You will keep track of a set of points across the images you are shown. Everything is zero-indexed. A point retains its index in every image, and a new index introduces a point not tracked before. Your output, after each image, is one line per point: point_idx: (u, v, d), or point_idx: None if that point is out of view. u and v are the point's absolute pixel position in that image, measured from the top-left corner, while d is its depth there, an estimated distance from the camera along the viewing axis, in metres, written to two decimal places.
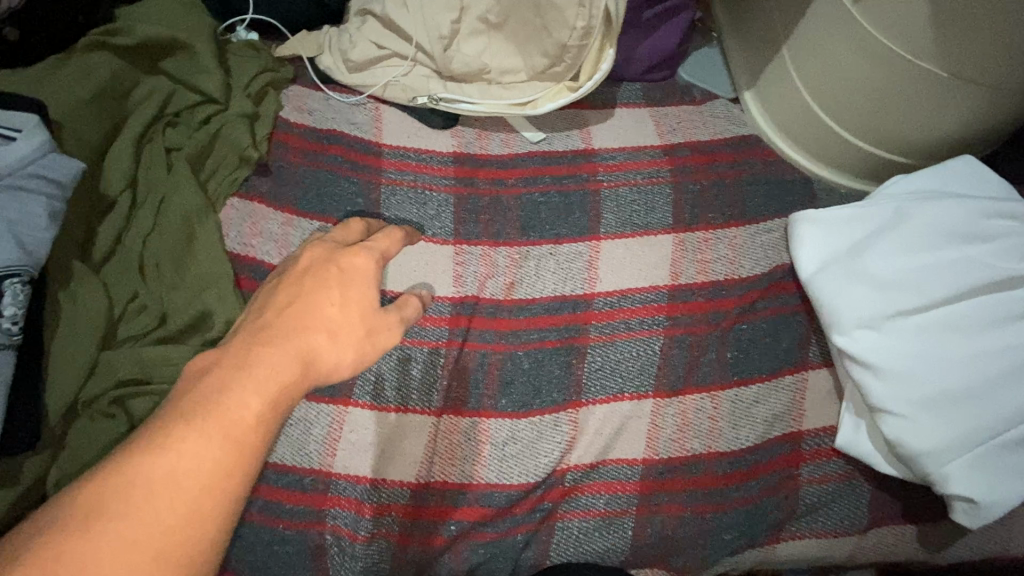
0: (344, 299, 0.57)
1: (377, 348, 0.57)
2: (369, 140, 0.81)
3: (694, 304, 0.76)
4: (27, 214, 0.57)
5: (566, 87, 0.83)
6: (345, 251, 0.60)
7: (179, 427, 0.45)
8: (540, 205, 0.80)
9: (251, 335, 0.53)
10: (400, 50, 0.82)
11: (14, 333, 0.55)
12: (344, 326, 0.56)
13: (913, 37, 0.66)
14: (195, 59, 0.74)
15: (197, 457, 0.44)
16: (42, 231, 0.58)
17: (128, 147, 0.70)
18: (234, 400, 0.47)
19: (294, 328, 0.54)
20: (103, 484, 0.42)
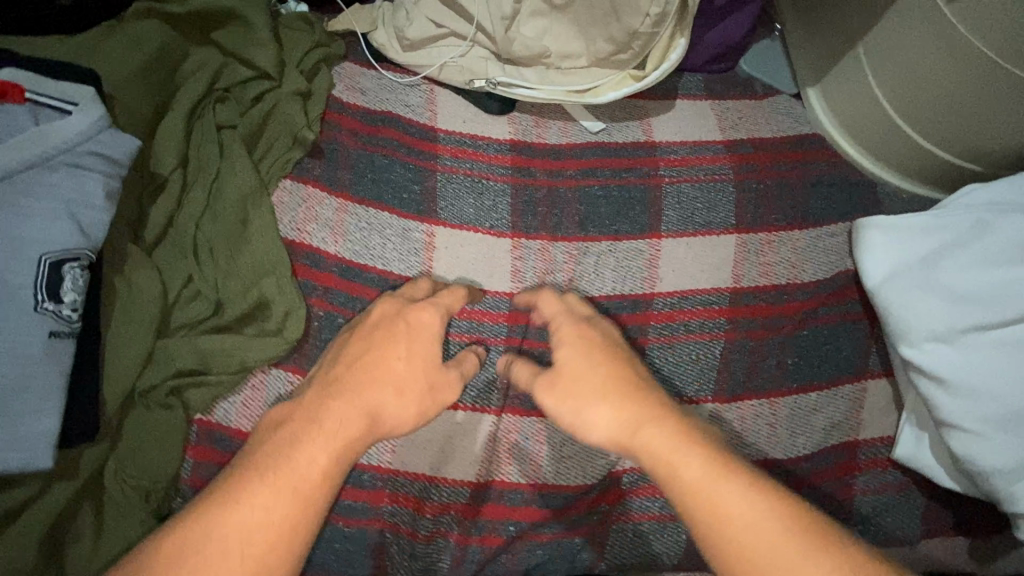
0: (410, 356, 0.58)
1: (437, 406, 0.59)
2: (423, 123, 0.78)
3: (756, 308, 0.74)
4: (86, 194, 0.54)
5: (629, 74, 0.79)
6: (413, 306, 0.62)
7: (252, 481, 0.48)
8: (599, 199, 0.77)
9: (323, 387, 0.56)
10: (458, 29, 0.78)
11: (74, 321, 0.52)
12: (412, 383, 0.57)
13: (1009, 43, 0.62)
14: (247, 31, 0.69)
15: (266, 511, 0.47)
16: (101, 212, 0.55)
17: (179, 123, 0.66)
18: (307, 451, 0.50)
19: (366, 378, 0.56)
20: (183, 534, 0.46)
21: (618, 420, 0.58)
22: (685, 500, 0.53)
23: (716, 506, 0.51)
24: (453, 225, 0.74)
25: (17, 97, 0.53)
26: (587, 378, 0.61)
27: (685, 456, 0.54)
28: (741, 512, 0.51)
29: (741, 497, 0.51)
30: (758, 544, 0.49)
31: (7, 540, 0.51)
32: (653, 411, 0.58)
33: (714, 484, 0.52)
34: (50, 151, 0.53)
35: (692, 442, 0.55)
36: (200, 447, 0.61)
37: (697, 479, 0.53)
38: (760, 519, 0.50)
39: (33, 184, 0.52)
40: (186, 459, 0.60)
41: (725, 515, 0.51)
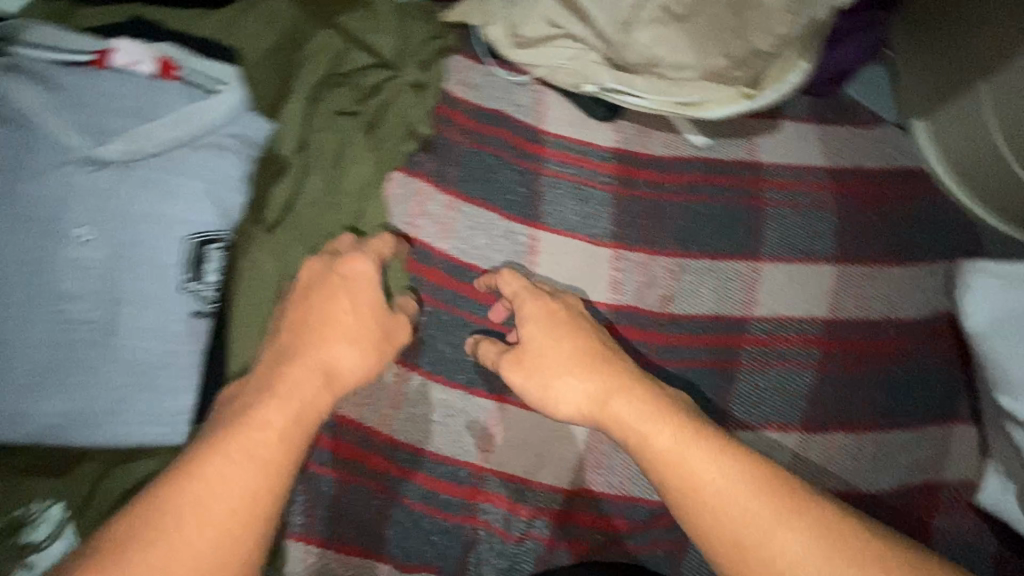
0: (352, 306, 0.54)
1: (393, 351, 0.55)
2: (532, 125, 0.77)
3: (851, 342, 0.74)
4: (225, 174, 0.54)
5: (742, 92, 0.77)
6: (343, 257, 0.55)
7: (207, 454, 0.44)
8: (703, 217, 0.77)
9: (270, 357, 0.51)
10: (574, 31, 0.77)
11: (214, 302, 0.53)
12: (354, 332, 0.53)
13: None
14: (374, 20, 0.70)
15: (226, 482, 0.43)
16: (238, 195, 0.54)
17: (302, 107, 0.66)
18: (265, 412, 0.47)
19: (307, 328, 0.52)
20: (132, 520, 0.41)
21: (586, 394, 0.59)
22: (656, 469, 0.54)
23: (687, 472, 0.52)
24: (556, 230, 0.74)
25: (170, 76, 0.52)
26: (552, 352, 0.61)
27: (653, 423, 0.55)
28: (724, 473, 0.51)
29: (714, 462, 0.52)
30: (726, 502, 0.50)
31: None
32: (624, 386, 0.58)
33: (682, 453, 0.53)
34: (196, 131, 0.52)
35: (659, 414, 0.56)
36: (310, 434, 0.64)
37: (668, 448, 0.54)
38: (736, 483, 0.51)
39: (180, 163, 0.51)
40: None
41: (696, 478, 0.52)
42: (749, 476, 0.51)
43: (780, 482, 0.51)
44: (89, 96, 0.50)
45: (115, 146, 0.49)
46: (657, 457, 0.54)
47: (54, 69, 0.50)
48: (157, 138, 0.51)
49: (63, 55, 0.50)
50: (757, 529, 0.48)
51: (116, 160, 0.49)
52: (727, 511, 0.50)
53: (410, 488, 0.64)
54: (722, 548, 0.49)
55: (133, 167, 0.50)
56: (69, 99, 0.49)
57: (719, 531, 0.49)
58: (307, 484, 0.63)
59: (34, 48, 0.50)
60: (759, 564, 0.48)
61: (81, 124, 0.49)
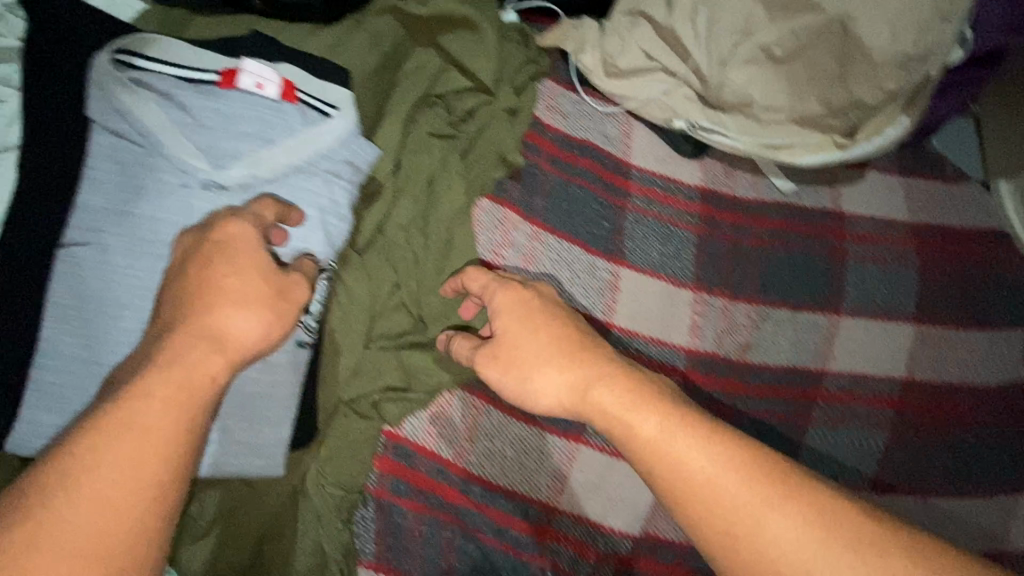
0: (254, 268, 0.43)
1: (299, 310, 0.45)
2: (618, 157, 0.76)
3: (927, 404, 0.73)
4: (333, 203, 0.53)
5: (832, 141, 0.76)
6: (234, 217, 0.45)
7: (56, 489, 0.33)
8: (784, 265, 0.76)
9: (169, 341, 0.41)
10: (670, 65, 0.75)
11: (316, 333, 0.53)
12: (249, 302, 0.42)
13: None
14: (474, 41, 0.68)
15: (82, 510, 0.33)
16: (345, 222, 0.54)
17: (397, 127, 0.65)
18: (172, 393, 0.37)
19: (197, 300, 0.41)
20: None
21: (567, 386, 0.50)
22: (643, 460, 0.44)
23: (675, 461, 0.42)
24: (638, 268, 0.73)
25: (290, 99, 0.51)
26: (527, 345, 0.52)
27: (639, 413, 0.46)
28: (717, 465, 0.42)
29: (704, 447, 0.42)
30: (718, 489, 0.41)
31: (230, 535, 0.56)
32: (616, 376, 0.49)
33: (671, 439, 0.43)
34: (312, 158, 0.51)
35: (641, 401, 0.47)
36: (385, 460, 0.62)
37: (654, 436, 0.44)
38: (723, 471, 0.41)
39: (293, 191, 0.51)
40: (373, 470, 0.62)
41: (681, 460, 0.42)
42: (738, 462, 0.41)
43: (768, 464, 0.42)
44: (210, 117, 0.48)
45: (234, 171, 0.48)
46: (644, 448, 0.45)
47: (175, 87, 0.48)
48: (275, 164, 0.50)
49: (184, 72, 0.48)
50: (748, 511, 0.39)
51: (235, 186, 0.48)
52: (719, 505, 0.40)
53: (483, 524, 0.63)
54: (713, 535, 0.40)
55: (251, 194, 0.49)
56: (190, 119, 0.48)
57: (711, 526, 0.40)
58: (380, 512, 0.61)
59: (156, 62, 0.48)
60: (751, 554, 0.39)
61: (202, 147, 0.48)
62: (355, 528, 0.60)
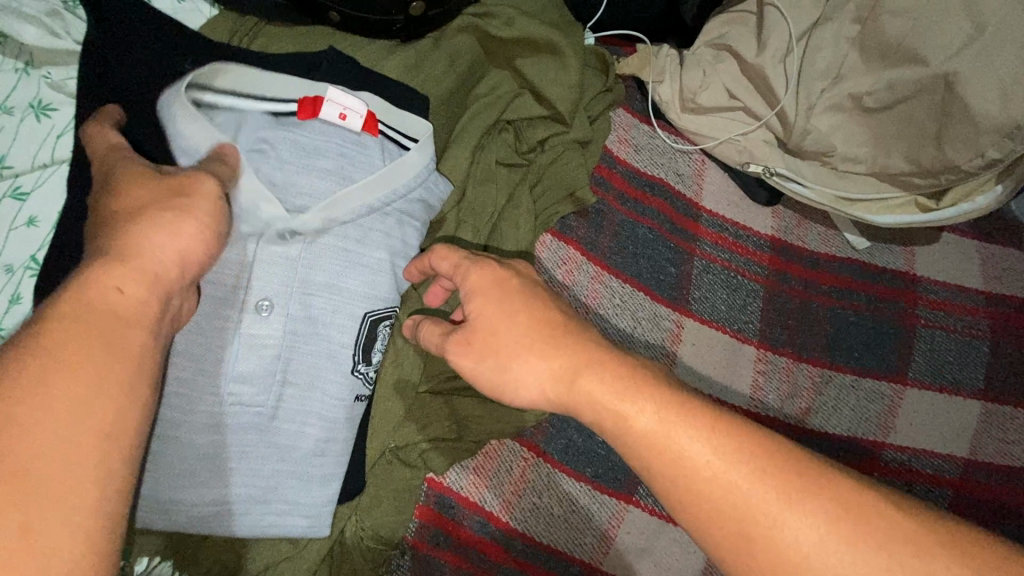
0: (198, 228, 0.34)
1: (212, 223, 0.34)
2: (690, 198, 0.72)
3: (987, 486, 0.70)
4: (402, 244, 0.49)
5: (918, 202, 0.73)
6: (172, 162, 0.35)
7: None
8: (852, 327, 0.72)
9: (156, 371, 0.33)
10: (752, 106, 0.71)
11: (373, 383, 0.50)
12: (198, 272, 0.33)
13: None
14: (556, 66, 0.63)
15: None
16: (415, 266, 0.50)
17: (465, 154, 0.60)
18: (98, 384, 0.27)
19: (111, 268, 0.30)
20: None
21: (549, 375, 0.39)
22: (636, 454, 0.35)
23: (679, 457, 0.34)
24: (702, 318, 0.69)
25: (372, 131, 0.47)
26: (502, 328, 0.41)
27: (634, 399, 0.36)
28: (726, 456, 0.33)
29: (710, 434, 0.34)
30: (725, 486, 0.32)
31: None
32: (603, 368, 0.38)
33: (670, 430, 0.34)
34: (389, 197, 0.47)
35: (628, 386, 0.37)
36: (426, 508, 0.58)
37: (654, 428, 0.35)
38: (737, 466, 0.33)
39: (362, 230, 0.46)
40: (413, 520, 0.57)
41: (686, 460, 0.34)
42: (746, 454, 0.33)
43: (786, 449, 0.33)
44: (288, 151, 0.44)
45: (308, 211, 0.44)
46: (642, 445, 0.36)
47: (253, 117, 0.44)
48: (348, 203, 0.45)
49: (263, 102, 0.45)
50: (757, 500, 0.32)
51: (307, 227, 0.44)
52: (727, 499, 0.32)
53: None
54: (722, 530, 0.32)
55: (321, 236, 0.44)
56: (264, 153, 0.43)
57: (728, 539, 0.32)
58: (418, 565, 0.57)
59: (230, 89, 0.44)
60: (766, 554, 0.31)
61: (275, 182, 0.43)
62: None
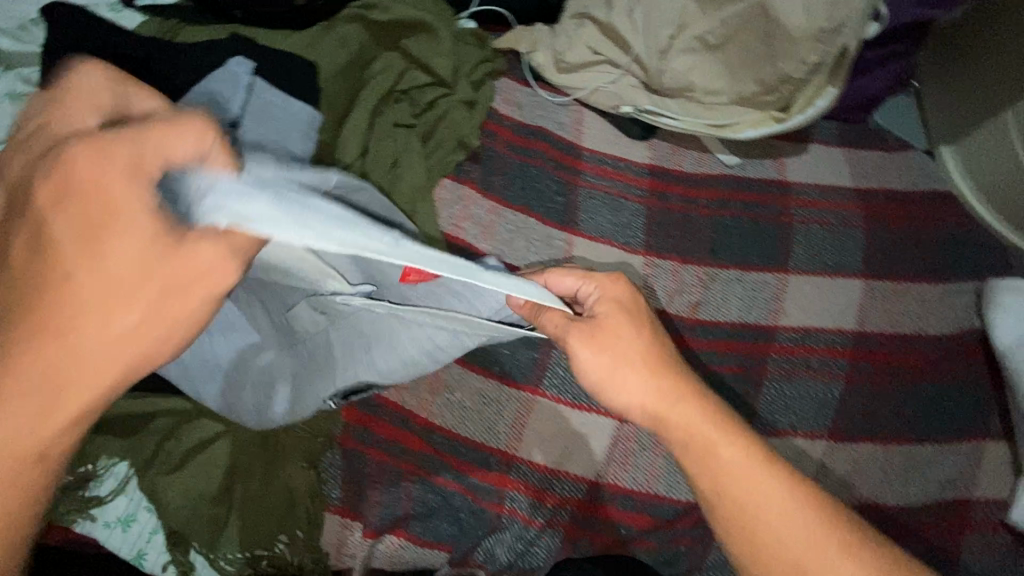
0: (128, 219, 0.37)
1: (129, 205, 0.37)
2: (571, 141, 0.83)
3: (879, 354, 0.76)
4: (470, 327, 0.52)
5: (772, 116, 0.82)
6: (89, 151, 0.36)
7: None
8: (731, 230, 0.81)
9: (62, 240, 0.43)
10: (613, 57, 0.84)
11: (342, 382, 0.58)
12: (128, 278, 0.38)
13: None
14: (433, 41, 0.77)
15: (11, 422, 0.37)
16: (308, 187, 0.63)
17: (364, 117, 0.73)
18: (58, 356, 0.37)
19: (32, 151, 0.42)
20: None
21: (654, 394, 0.56)
22: (717, 484, 0.54)
23: (744, 497, 0.53)
24: (592, 236, 0.79)
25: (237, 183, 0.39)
26: (621, 343, 0.57)
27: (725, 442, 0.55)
28: (778, 498, 0.53)
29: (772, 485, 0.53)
30: (774, 523, 0.52)
31: (195, 467, 0.60)
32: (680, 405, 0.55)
33: (750, 469, 0.54)
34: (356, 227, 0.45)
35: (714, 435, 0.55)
36: (352, 411, 0.66)
37: (733, 463, 0.54)
38: (785, 507, 0.53)
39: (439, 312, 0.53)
40: (339, 419, 0.65)
41: (746, 494, 0.53)
42: (788, 492, 0.53)
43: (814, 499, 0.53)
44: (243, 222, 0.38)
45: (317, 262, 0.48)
46: (715, 474, 0.54)
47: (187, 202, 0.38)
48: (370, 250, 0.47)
49: (217, 188, 0.37)
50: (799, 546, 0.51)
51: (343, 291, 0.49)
52: (766, 529, 0.52)
53: (443, 469, 0.66)
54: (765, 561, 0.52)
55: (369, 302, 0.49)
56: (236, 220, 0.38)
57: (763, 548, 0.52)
58: (348, 463, 0.65)
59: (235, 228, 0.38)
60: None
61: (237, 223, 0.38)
62: (323, 475, 0.64)
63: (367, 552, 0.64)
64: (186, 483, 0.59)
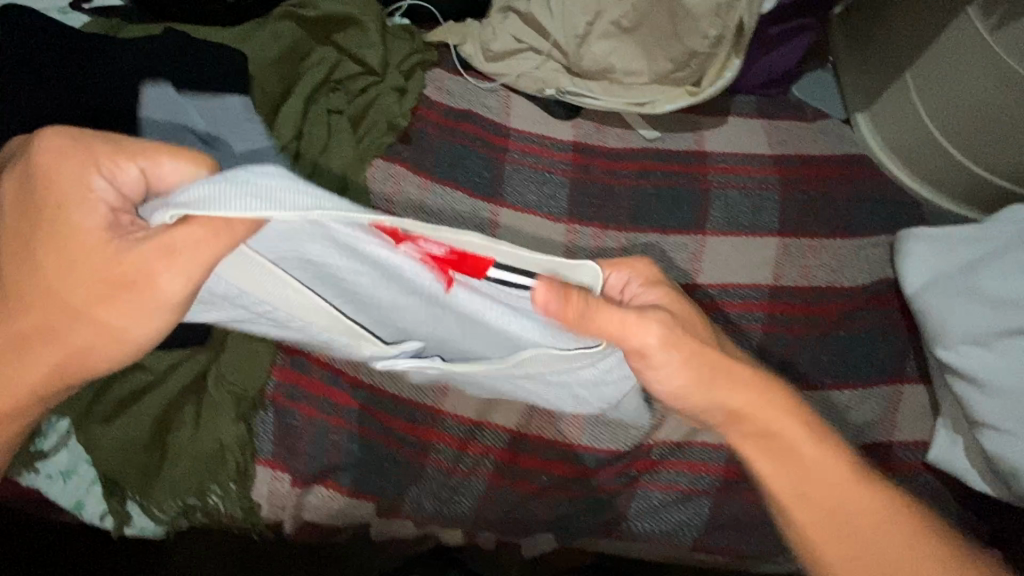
0: (79, 236, 0.42)
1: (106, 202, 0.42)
2: (498, 122, 0.89)
3: (795, 306, 0.79)
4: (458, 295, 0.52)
5: (686, 91, 0.88)
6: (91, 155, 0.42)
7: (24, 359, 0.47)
8: (651, 196, 0.85)
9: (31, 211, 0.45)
10: (536, 44, 0.90)
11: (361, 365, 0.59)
12: (77, 286, 0.43)
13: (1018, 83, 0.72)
14: (362, 34, 0.84)
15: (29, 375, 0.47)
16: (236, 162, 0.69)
17: (298, 102, 0.80)
18: (57, 326, 0.45)
19: None
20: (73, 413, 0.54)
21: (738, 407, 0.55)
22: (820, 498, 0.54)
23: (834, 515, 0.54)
24: (517, 207, 0.83)
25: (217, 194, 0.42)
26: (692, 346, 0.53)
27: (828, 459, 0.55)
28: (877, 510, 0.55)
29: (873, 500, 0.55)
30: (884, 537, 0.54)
31: (131, 416, 0.64)
32: (766, 404, 0.55)
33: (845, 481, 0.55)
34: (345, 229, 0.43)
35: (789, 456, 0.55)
36: (339, 392, 0.69)
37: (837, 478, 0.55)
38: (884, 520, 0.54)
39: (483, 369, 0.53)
40: (271, 378, 0.68)
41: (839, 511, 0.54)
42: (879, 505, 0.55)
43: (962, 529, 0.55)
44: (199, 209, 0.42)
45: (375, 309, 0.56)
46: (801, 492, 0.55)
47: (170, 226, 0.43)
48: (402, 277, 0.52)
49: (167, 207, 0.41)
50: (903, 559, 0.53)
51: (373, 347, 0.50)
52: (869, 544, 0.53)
53: (369, 422, 0.69)
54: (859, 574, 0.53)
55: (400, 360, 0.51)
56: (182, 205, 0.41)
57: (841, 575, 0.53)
58: (278, 418, 0.68)
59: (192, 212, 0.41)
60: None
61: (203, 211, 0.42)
62: (255, 429, 0.67)
63: (296, 501, 0.67)
64: (122, 430, 0.64)
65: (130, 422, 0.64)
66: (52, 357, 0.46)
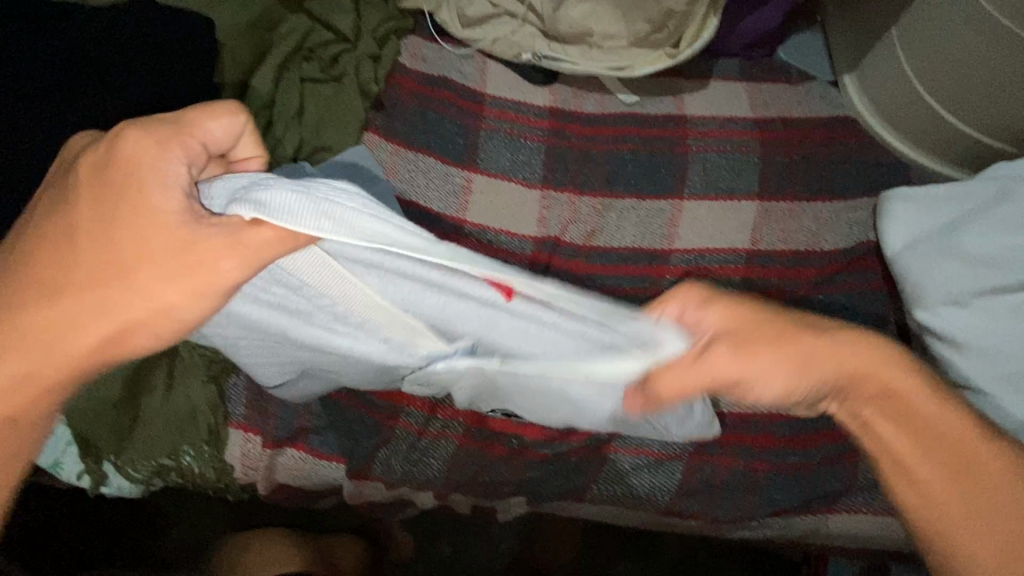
0: (159, 219, 0.46)
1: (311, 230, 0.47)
2: (473, 88, 0.88)
3: (771, 270, 0.78)
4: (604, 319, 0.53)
5: (665, 52, 0.85)
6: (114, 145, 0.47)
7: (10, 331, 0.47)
8: (628, 161, 0.83)
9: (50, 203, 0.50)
10: (511, 8, 0.88)
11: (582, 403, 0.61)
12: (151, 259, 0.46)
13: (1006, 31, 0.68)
14: (334, 2, 0.84)
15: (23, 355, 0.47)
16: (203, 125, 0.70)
17: (269, 71, 0.80)
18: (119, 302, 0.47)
19: None
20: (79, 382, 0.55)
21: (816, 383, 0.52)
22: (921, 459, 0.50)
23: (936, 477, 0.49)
24: (491, 173, 0.83)
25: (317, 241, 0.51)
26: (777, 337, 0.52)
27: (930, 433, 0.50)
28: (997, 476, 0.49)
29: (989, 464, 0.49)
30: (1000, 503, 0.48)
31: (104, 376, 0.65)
32: (872, 357, 0.52)
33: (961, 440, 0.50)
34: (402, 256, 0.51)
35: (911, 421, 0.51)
36: None
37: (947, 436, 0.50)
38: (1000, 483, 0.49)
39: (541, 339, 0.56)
40: None
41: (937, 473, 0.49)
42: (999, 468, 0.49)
43: None
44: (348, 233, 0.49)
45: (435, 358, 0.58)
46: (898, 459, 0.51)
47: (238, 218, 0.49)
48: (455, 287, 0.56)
49: (244, 189, 0.48)
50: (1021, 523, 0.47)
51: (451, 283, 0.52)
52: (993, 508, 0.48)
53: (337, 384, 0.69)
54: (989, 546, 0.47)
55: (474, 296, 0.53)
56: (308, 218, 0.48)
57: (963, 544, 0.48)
58: (250, 381, 0.69)
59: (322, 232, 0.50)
60: None
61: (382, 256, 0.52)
62: (226, 389, 0.68)
63: (267, 462, 0.68)
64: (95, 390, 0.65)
65: (102, 382, 0.65)
66: (108, 326, 0.48)
